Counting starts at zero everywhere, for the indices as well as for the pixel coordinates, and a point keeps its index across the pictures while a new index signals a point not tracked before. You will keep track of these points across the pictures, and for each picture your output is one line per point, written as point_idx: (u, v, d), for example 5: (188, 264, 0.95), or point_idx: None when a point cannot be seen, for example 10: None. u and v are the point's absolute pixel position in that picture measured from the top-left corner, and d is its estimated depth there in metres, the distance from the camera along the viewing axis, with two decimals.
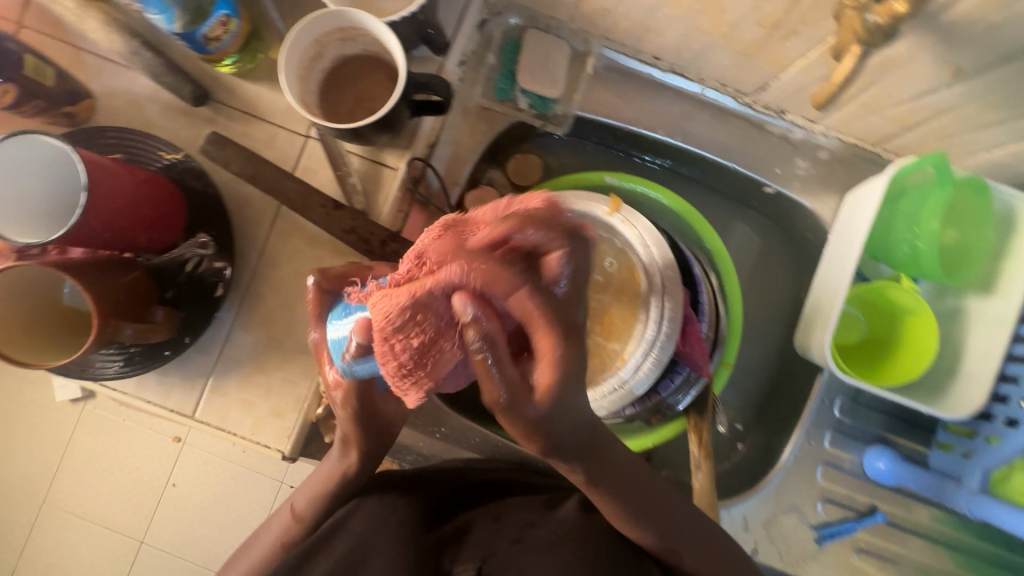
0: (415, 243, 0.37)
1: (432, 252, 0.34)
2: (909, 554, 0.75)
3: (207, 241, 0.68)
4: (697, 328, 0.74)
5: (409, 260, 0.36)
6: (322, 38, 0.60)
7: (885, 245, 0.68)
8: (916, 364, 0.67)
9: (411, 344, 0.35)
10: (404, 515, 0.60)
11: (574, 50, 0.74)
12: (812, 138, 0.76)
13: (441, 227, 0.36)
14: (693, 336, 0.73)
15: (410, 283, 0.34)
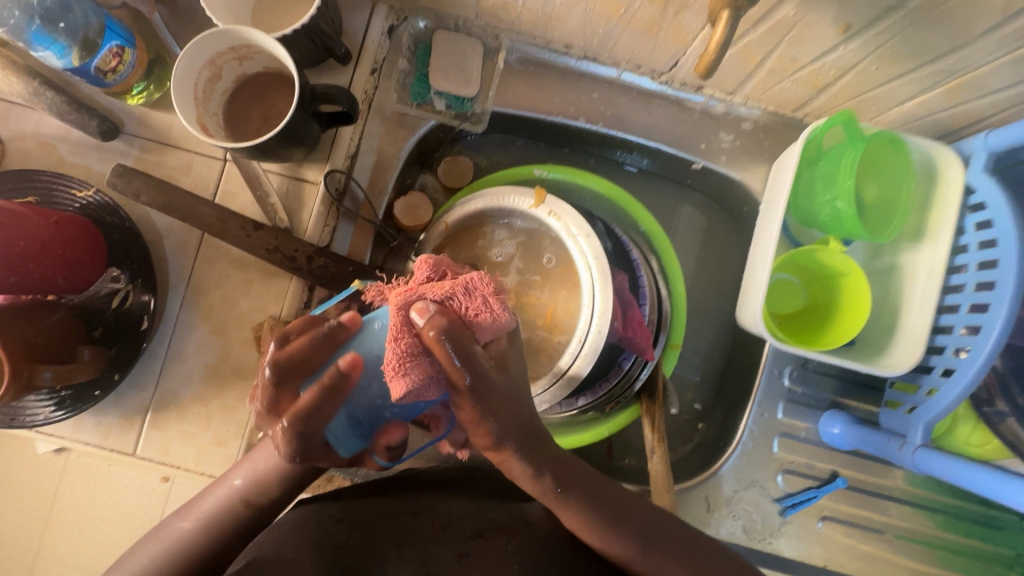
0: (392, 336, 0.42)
1: (422, 333, 0.42)
2: (873, 516, 0.75)
3: (120, 274, 0.67)
4: (638, 313, 0.74)
5: (398, 346, 0.43)
6: (216, 59, 0.59)
7: (810, 209, 0.67)
8: (850, 328, 0.66)
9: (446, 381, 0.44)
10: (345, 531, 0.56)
11: (486, 46, 0.74)
12: (732, 110, 0.76)
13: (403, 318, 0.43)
14: (635, 321, 0.73)
15: (422, 356, 0.43)
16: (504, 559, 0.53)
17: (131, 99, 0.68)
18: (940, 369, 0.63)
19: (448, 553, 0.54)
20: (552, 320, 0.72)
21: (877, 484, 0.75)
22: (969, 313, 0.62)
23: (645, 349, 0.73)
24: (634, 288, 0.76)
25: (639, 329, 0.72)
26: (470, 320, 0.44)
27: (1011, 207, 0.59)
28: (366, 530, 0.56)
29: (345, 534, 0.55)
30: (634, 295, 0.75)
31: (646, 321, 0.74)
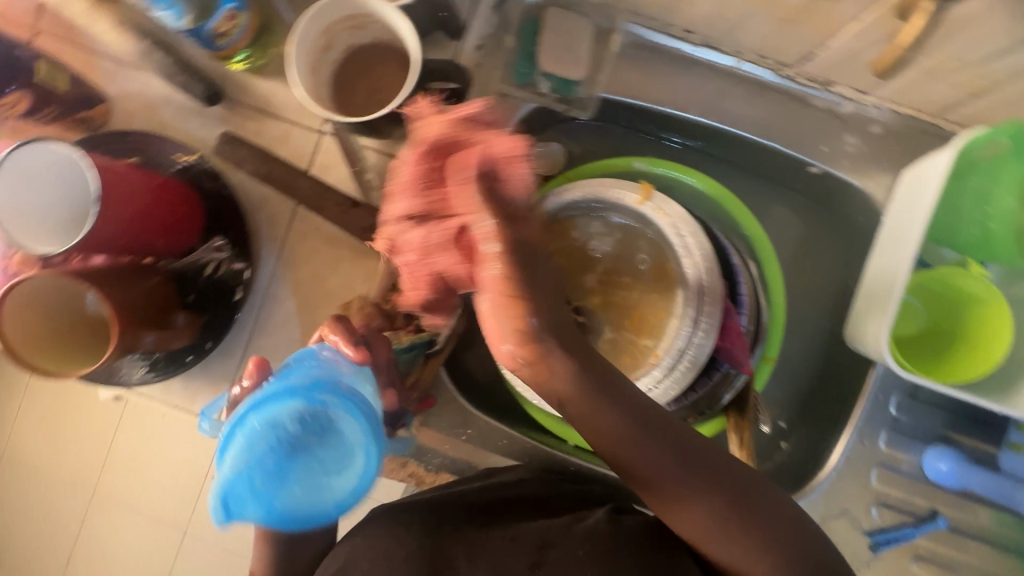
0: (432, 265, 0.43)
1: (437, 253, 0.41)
2: (976, 563, 0.69)
3: (223, 244, 0.67)
4: (737, 323, 0.70)
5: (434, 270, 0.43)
6: (331, 27, 0.57)
7: (950, 226, 0.61)
8: (975, 368, 0.61)
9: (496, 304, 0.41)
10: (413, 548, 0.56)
11: (598, 28, 0.69)
12: (862, 111, 0.69)
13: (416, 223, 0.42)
14: (734, 333, 0.69)
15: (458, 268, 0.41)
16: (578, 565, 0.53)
17: (235, 65, 0.67)
18: None
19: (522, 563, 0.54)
20: (639, 322, 0.71)
21: (982, 528, 0.69)
22: None
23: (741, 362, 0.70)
24: (733, 297, 0.71)
25: (737, 341, 0.69)
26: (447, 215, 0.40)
27: None
28: (440, 539, 0.57)
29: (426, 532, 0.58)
30: (733, 304, 0.71)
31: (745, 332, 0.70)
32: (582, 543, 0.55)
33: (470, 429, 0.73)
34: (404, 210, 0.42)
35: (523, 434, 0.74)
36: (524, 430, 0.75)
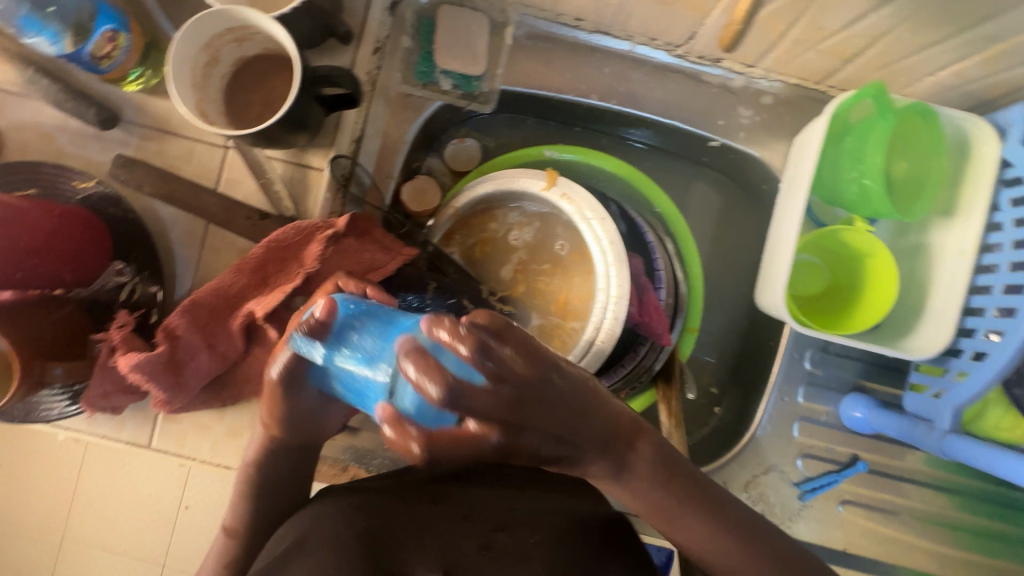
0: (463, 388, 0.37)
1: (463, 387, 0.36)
2: (894, 499, 0.74)
3: (126, 268, 0.65)
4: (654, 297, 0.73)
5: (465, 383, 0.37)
6: (213, 41, 0.57)
7: (836, 187, 0.64)
8: (863, 321, 0.65)
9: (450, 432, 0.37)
10: (362, 528, 0.58)
11: (492, 21, 0.71)
12: (752, 83, 0.72)
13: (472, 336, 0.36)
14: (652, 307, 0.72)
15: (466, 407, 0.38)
16: (526, 552, 0.58)
17: (129, 87, 0.66)
18: (971, 353, 0.60)
19: (471, 544, 0.59)
20: (565, 307, 0.73)
21: (897, 465, 0.74)
22: (1002, 295, 0.58)
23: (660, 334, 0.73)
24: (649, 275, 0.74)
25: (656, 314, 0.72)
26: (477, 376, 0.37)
27: None
28: (382, 523, 0.59)
29: (365, 522, 0.59)
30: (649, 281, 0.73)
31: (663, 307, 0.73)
32: (531, 532, 0.61)
33: None
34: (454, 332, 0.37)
35: None
36: None
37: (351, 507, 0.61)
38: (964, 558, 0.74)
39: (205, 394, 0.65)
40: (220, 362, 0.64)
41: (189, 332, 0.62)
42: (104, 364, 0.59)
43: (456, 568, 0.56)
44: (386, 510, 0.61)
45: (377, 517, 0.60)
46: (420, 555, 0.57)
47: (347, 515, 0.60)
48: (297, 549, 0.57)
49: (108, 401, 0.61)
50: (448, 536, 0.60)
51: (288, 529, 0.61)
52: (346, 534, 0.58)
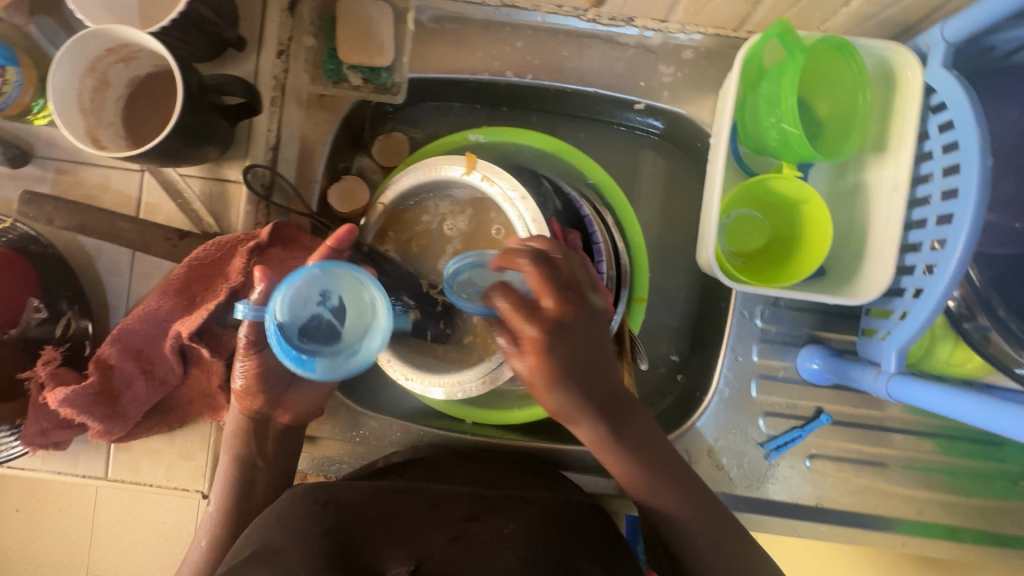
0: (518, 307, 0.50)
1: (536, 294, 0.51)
2: (863, 449, 0.72)
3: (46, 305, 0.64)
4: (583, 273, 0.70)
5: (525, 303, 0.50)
6: (96, 64, 0.56)
7: (760, 136, 0.62)
8: (797, 272, 0.63)
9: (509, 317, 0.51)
10: (331, 522, 0.58)
11: (394, 8, 0.69)
12: (670, 39, 0.70)
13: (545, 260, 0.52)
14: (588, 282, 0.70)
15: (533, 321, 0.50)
16: (499, 540, 0.57)
17: (38, 121, 0.66)
18: (912, 290, 0.57)
19: (442, 536, 0.57)
20: None
21: (865, 414, 0.72)
22: (936, 227, 0.55)
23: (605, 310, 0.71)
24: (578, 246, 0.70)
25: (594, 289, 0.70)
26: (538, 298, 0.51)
27: (972, 99, 0.52)
28: (352, 515, 0.59)
29: (334, 518, 0.58)
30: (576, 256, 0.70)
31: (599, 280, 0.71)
32: (505, 521, 0.59)
33: (363, 430, 0.74)
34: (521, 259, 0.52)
35: (419, 424, 0.76)
36: (422, 421, 0.77)
37: (319, 505, 0.60)
38: (942, 500, 0.72)
39: (150, 419, 0.65)
40: (159, 388, 0.64)
41: (123, 360, 0.63)
42: (36, 402, 0.60)
43: (428, 560, 0.55)
44: (355, 505, 0.60)
45: (343, 513, 0.59)
46: (391, 546, 0.56)
47: (317, 510, 0.59)
48: (263, 551, 0.56)
49: (47, 437, 0.61)
50: (419, 527, 0.58)
51: (253, 534, 0.60)
52: (313, 530, 0.57)
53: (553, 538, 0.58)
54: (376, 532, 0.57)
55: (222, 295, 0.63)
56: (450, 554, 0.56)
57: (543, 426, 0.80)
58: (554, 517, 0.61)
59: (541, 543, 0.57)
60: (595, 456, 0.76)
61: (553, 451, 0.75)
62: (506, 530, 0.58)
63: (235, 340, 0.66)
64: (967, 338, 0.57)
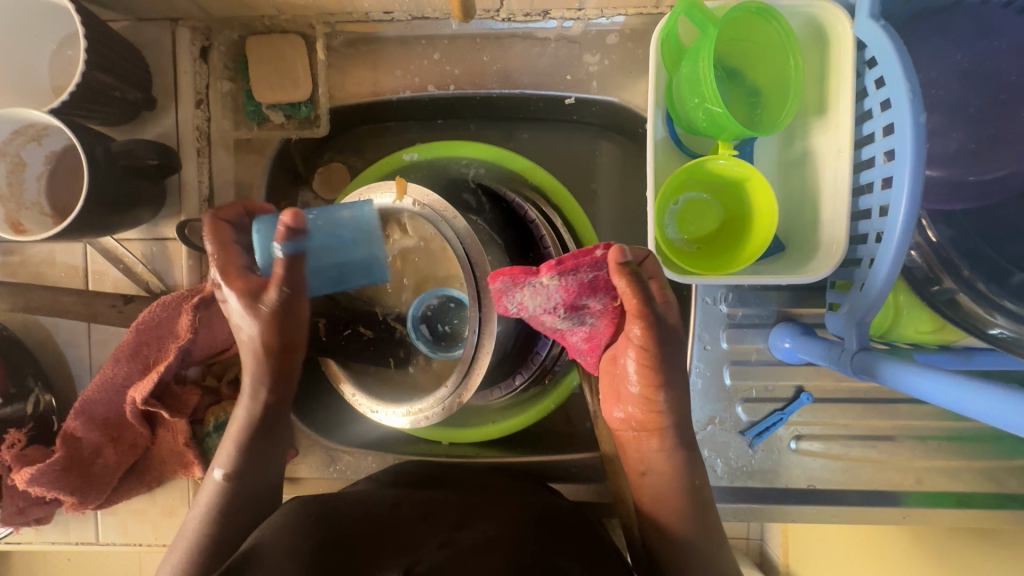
0: (600, 309, 0.54)
1: (607, 328, 0.56)
2: (852, 423, 0.69)
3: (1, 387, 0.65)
4: (601, 302, 0.53)
5: (597, 310, 0.54)
6: (6, 146, 0.56)
7: (689, 117, 0.58)
8: (761, 234, 0.59)
9: (604, 321, 0.56)
10: (323, 538, 0.56)
11: (305, 40, 0.67)
12: (590, 26, 0.67)
13: (587, 294, 0.52)
14: (602, 312, 0.54)
15: (607, 318, 0.55)
16: (487, 542, 0.55)
17: None
18: (868, 260, 0.53)
19: (432, 542, 0.55)
20: None
21: (850, 388, 0.69)
22: (882, 191, 0.51)
23: (605, 346, 0.59)
24: (563, 289, 0.51)
25: (598, 323, 0.56)
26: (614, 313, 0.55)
27: (900, 50, 0.47)
28: (343, 527, 0.57)
29: (323, 534, 0.56)
30: (568, 309, 0.54)
31: (611, 302, 0.54)
32: (490, 525, 0.58)
33: (341, 464, 0.74)
34: (598, 305, 0.53)
35: (394, 452, 0.75)
36: (399, 449, 0.76)
37: (307, 522, 0.58)
38: (945, 467, 0.69)
39: (125, 483, 0.66)
40: (129, 452, 0.65)
41: (88, 431, 0.63)
42: (7, 484, 0.62)
43: (419, 566, 0.52)
44: (346, 517, 0.58)
45: (336, 529, 0.57)
46: (384, 556, 0.54)
47: (308, 524, 0.57)
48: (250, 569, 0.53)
49: (27, 515, 0.63)
50: (410, 537, 0.56)
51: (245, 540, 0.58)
52: (304, 546, 0.55)
53: (536, 539, 0.57)
54: (370, 542, 0.55)
55: (171, 356, 0.63)
56: (441, 559, 0.52)
57: (523, 436, 0.79)
58: (533, 523, 0.59)
59: (526, 546, 0.55)
60: (576, 464, 0.74)
61: (533, 464, 0.74)
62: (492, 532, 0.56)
63: (194, 397, 0.66)
64: (931, 302, 0.53)
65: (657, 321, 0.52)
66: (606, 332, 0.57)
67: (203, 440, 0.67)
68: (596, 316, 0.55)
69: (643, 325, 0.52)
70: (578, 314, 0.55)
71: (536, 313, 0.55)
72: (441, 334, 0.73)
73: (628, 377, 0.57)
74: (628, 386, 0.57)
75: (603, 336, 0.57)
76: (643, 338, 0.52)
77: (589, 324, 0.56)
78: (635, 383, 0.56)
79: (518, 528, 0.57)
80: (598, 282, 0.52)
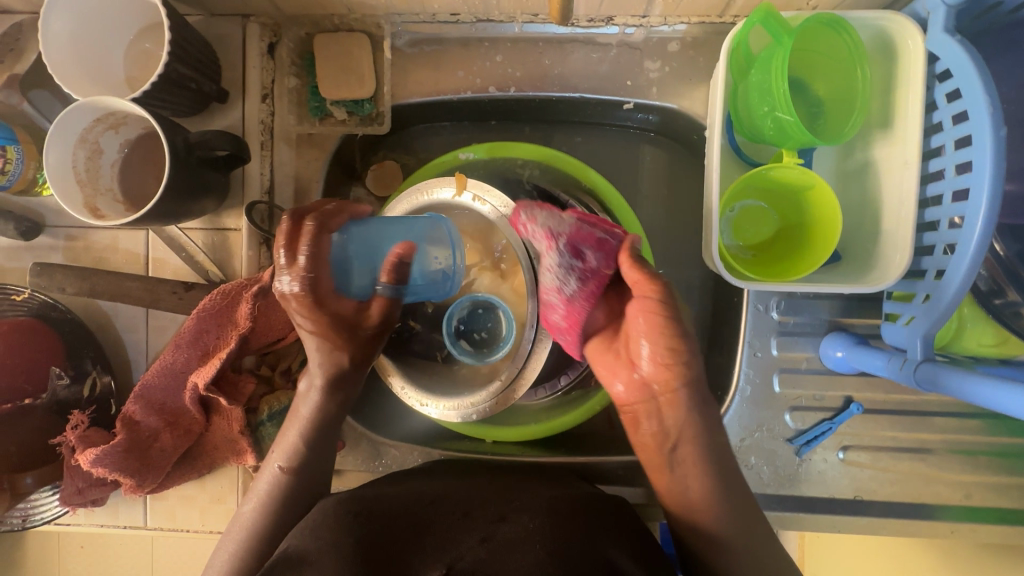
0: (596, 269, 0.57)
1: (598, 298, 0.59)
2: (900, 435, 0.69)
3: (64, 370, 0.66)
4: (599, 265, 0.57)
5: (593, 266, 0.57)
6: (87, 134, 0.58)
7: (755, 125, 0.59)
8: (816, 258, 0.59)
9: (594, 290, 0.58)
10: (366, 532, 0.56)
11: (371, 38, 0.69)
12: (653, 33, 0.68)
13: (594, 245, 0.57)
14: (592, 275, 0.58)
15: (598, 280, 0.58)
16: (526, 534, 0.55)
17: (44, 191, 0.68)
18: (934, 272, 0.54)
19: (471, 539, 0.55)
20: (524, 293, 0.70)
21: (901, 400, 0.69)
22: (952, 204, 0.52)
23: (585, 327, 0.59)
24: (572, 231, 0.58)
25: (584, 291, 0.58)
26: (606, 281, 0.58)
27: (978, 65, 0.48)
28: (384, 522, 0.58)
29: (365, 527, 0.56)
30: (568, 250, 0.57)
31: (605, 270, 0.57)
32: (531, 516, 0.57)
33: (387, 458, 0.75)
34: (597, 263, 0.57)
35: (439, 448, 0.76)
36: (443, 444, 0.77)
37: (350, 515, 0.58)
38: (992, 483, 0.69)
39: (179, 469, 0.67)
40: (184, 437, 0.66)
41: (147, 415, 0.64)
42: (69, 464, 0.63)
43: (459, 563, 0.52)
44: (388, 513, 0.59)
45: (378, 525, 0.57)
46: (424, 555, 0.54)
47: (351, 518, 0.57)
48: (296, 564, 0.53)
49: (84, 496, 0.64)
50: (449, 534, 0.57)
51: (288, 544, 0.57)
52: (346, 541, 0.55)
53: (579, 528, 0.57)
54: (410, 540, 0.56)
55: (233, 344, 0.64)
56: (481, 555, 0.53)
57: (564, 438, 0.79)
58: (580, 515, 0.58)
59: (568, 536, 0.55)
60: (619, 466, 0.74)
61: (577, 465, 0.74)
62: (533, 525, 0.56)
63: (250, 385, 0.67)
64: (997, 314, 0.54)
65: (668, 284, 0.55)
66: (591, 302, 0.58)
67: (257, 429, 0.67)
68: (587, 274, 0.57)
69: (657, 286, 0.54)
70: (572, 267, 0.57)
71: (540, 239, 0.59)
72: (484, 339, 0.72)
73: (634, 346, 0.57)
74: (641, 346, 0.56)
75: (585, 310, 0.59)
76: (645, 288, 0.55)
77: (577, 289, 0.58)
78: (647, 341, 0.56)
79: (560, 520, 0.57)
80: (606, 244, 0.58)
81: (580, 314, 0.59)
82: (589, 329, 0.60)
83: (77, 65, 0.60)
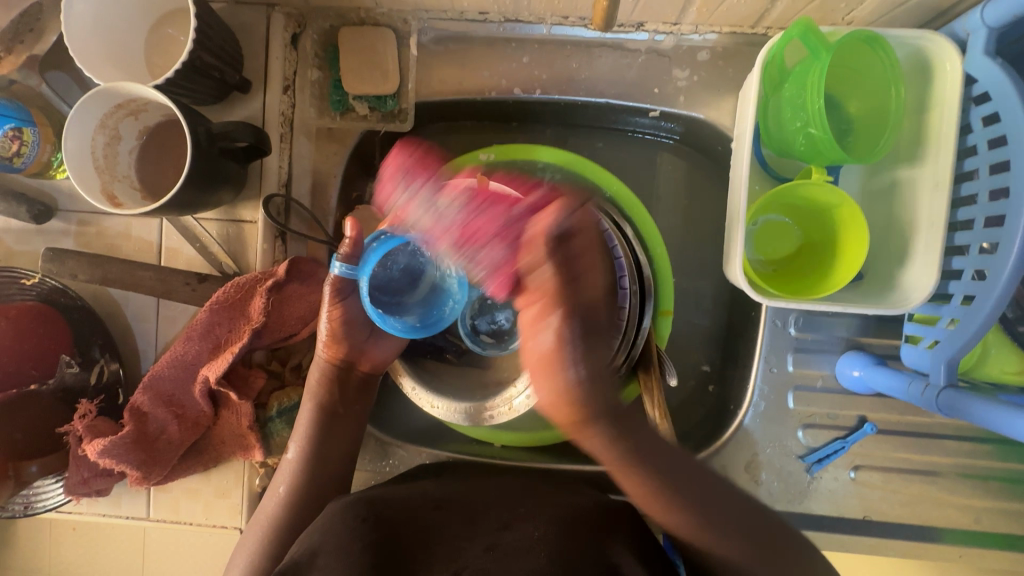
0: (500, 229, 0.52)
1: (497, 246, 0.52)
2: (912, 456, 0.69)
3: (74, 358, 0.66)
4: (520, 226, 0.51)
5: (504, 227, 0.52)
6: (106, 119, 0.56)
7: (785, 140, 0.59)
8: (835, 282, 0.59)
9: (489, 252, 0.52)
10: (373, 538, 0.55)
11: (396, 33, 0.68)
12: (683, 41, 0.67)
13: (484, 204, 0.54)
14: (504, 238, 0.52)
15: (503, 237, 0.52)
16: (530, 545, 0.54)
17: (59, 175, 0.66)
18: (961, 296, 0.54)
19: (476, 546, 0.56)
20: None
21: (913, 422, 0.68)
22: (985, 229, 0.52)
23: (503, 278, 0.51)
24: (463, 222, 0.54)
25: (484, 252, 0.52)
26: (515, 237, 0.51)
27: (1019, 91, 0.49)
28: (390, 529, 0.57)
29: (373, 534, 0.55)
30: (458, 233, 0.54)
31: (501, 234, 0.52)
32: (535, 525, 0.57)
33: (394, 458, 0.74)
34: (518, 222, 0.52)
35: (447, 451, 0.75)
36: (451, 448, 0.76)
37: (357, 520, 0.57)
38: (1001, 508, 0.68)
39: (184, 462, 0.66)
40: (191, 430, 0.65)
41: (156, 407, 0.63)
42: (76, 454, 0.63)
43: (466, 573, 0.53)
44: (393, 519, 0.57)
45: (385, 532, 0.56)
46: (429, 564, 0.55)
47: (358, 523, 0.56)
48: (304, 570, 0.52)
49: (89, 486, 0.63)
50: (454, 541, 0.57)
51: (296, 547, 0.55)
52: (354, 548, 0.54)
53: (587, 536, 0.56)
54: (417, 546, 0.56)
55: (245, 338, 0.63)
56: (487, 563, 0.54)
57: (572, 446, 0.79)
58: (586, 521, 0.58)
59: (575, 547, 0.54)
60: None
61: (584, 474, 0.74)
62: (537, 534, 0.56)
63: (260, 381, 0.67)
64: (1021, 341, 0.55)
65: (558, 268, 0.48)
66: (505, 252, 0.51)
67: (265, 424, 0.67)
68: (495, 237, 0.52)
69: (549, 268, 0.48)
70: (466, 240, 0.54)
71: (444, 212, 0.55)
72: (495, 333, 0.72)
73: (544, 330, 0.47)
74: (545, 334, 0.47)
75: (494, 255, 0.52)
76: (535, 253, 0.48)
77: (490, 246, 0.52)
78: (551, 331, 0.47)
79: (572, 532, 0.56)
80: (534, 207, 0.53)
81: (489, 262, 0.52)
82: (496, 268, 0.52)
83: (99, 48, 0.59)
